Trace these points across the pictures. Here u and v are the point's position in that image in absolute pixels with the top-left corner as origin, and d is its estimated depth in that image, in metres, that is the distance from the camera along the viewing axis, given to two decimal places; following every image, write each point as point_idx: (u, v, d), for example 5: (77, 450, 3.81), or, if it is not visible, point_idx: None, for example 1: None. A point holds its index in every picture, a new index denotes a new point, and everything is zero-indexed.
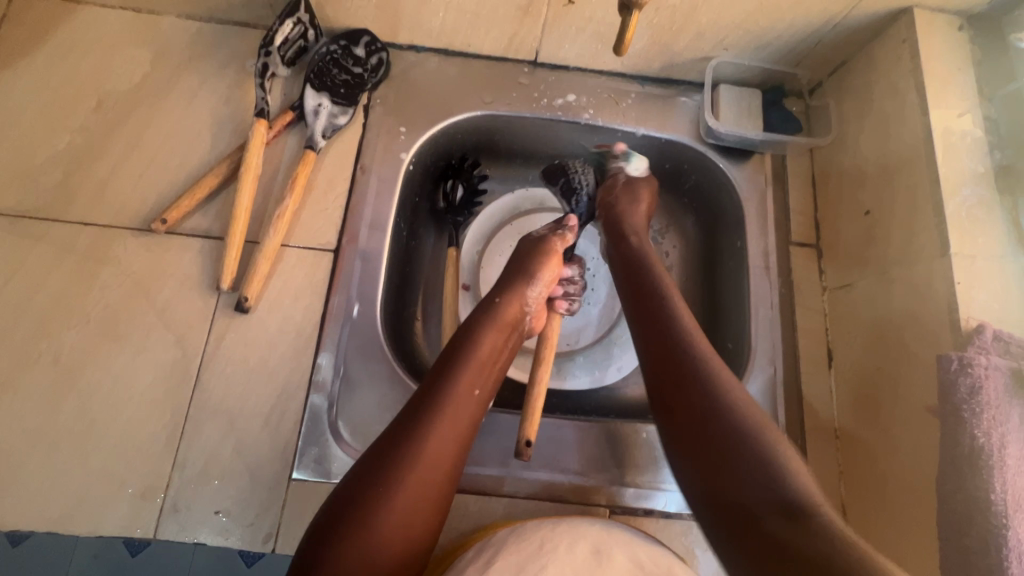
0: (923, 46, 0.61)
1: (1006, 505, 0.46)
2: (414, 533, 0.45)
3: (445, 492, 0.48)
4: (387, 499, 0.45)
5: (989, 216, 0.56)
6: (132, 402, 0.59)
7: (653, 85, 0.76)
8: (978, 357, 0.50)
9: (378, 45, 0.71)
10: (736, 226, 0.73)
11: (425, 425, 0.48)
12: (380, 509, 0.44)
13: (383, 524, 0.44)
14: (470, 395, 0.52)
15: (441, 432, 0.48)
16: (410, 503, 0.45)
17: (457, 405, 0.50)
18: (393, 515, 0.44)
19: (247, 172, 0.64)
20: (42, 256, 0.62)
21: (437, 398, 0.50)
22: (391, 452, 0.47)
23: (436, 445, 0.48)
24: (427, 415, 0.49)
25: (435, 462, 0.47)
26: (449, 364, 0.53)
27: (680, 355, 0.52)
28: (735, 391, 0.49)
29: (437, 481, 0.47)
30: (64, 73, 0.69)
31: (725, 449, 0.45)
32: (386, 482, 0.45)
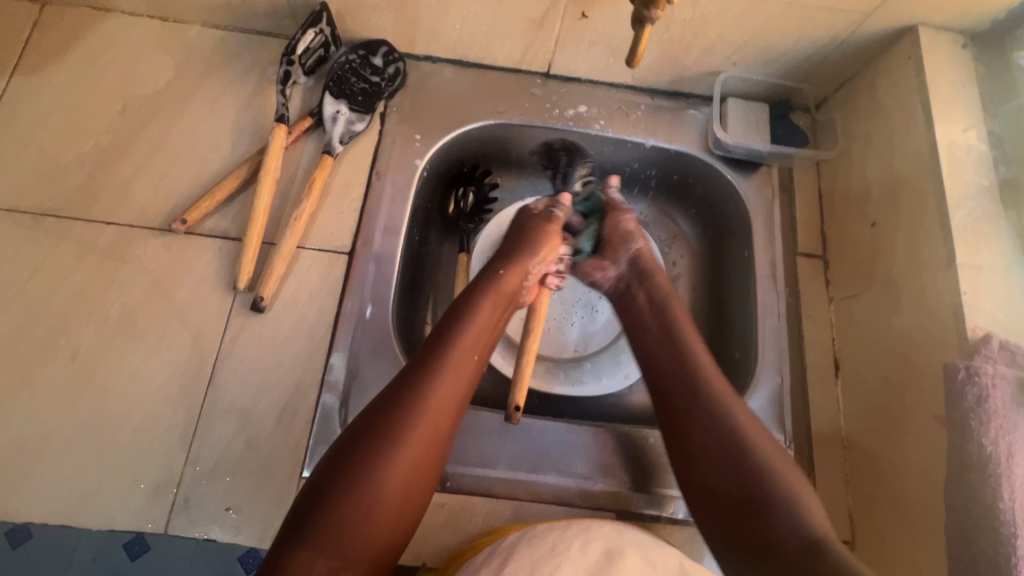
0: (928, 63, 0.63)
1: (1014, 513, 0.46)
2: (415, 482, 0.48)
3: (443, 443, 0.50)
4: (385, 457, 0.46)
5: (994, 228, 0.57)
6: (147, 398, 0.60)
7: (662, 97, 0.77)
8: (984, 366, 0.51)
9: (395, 56, 0.73)
10: (744, 237, 0.74)
11: (428, 378, 0.51)
12: (382, 458, 0.46)
13: (386, 478, 0.46)
14: (471, 353, 0.54)
15: (443, 386, 0.51)
16: (413, 451, 0.48)
17: (460, 362, 0.53)
18: (395, 464, 0.47)
19: (266, 175, 0.65)
20: (64, 254, 0.64)
21: (439, 355, 0.52)
22: (396, 405, 0.49)
23: (439, 397, 0.50)
24: (428, 369, 0.51)
25: (437, 413, 0.50)
26: (450, 330, 0.54)
27: (704, 417, 0.53)
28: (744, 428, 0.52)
29: (436, 434, 0.50)
30: (90, 78, 0.71)
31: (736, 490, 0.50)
32: (389, 433, 0.47)
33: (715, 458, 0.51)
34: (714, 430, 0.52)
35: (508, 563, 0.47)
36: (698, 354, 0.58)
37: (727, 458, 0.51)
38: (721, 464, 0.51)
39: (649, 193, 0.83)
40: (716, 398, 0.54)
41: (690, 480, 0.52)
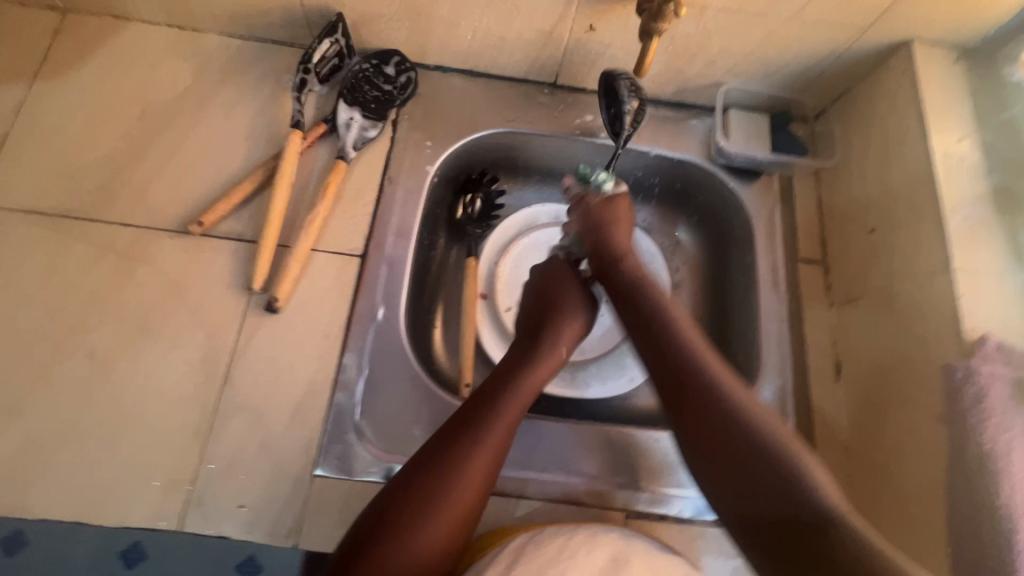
0: (922, 76, 0.65)
1: (1014, 509, 0.48)
2: (438, 566, 0.49)
3: (469, 526, 0.51)
4: (419, 521, 0.48)
5: (989, 234, 0.59)
6: (162, 396, 0.60)
7: (666, 108, 0.79)
8: (982, 366, 0.52)
9: (407, 66, 0.75)
10: (746, 243, 0.76)
11: (459, 462, 0.51)
12: (410, 537, 0.48)
13: (416, 542, 0.48)
14: (502, 433, 0.54)
15: (474, 471, 0.51)
16: (438, 534, 0.49)
17: (490, 447, 0.52)
18: (422, 543, 0.48)
19: (281, 179, 0.67)
20: (81, 255, 0.65)
21: (472, 434, 0.53)
22: (426, 484, 0.50)
23: (468, 483, 0.50)
24: (460, 451, 0.51)
25: (464, 500, 0.50)
26: (493, 398, 0.56)
27: (701, 380, 0.53)
28: (767, 432, 0.49)
29: (462, 518, 0.50)
30: (109, 84, 0.73)
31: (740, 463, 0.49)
32: (419, 512, 0.49)
33: (723, 426, 0.50)
34: (712, 393, 0.52)
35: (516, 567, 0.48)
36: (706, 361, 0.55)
37: (748, 442, 0.49)
38: (722, 430, 0.50)
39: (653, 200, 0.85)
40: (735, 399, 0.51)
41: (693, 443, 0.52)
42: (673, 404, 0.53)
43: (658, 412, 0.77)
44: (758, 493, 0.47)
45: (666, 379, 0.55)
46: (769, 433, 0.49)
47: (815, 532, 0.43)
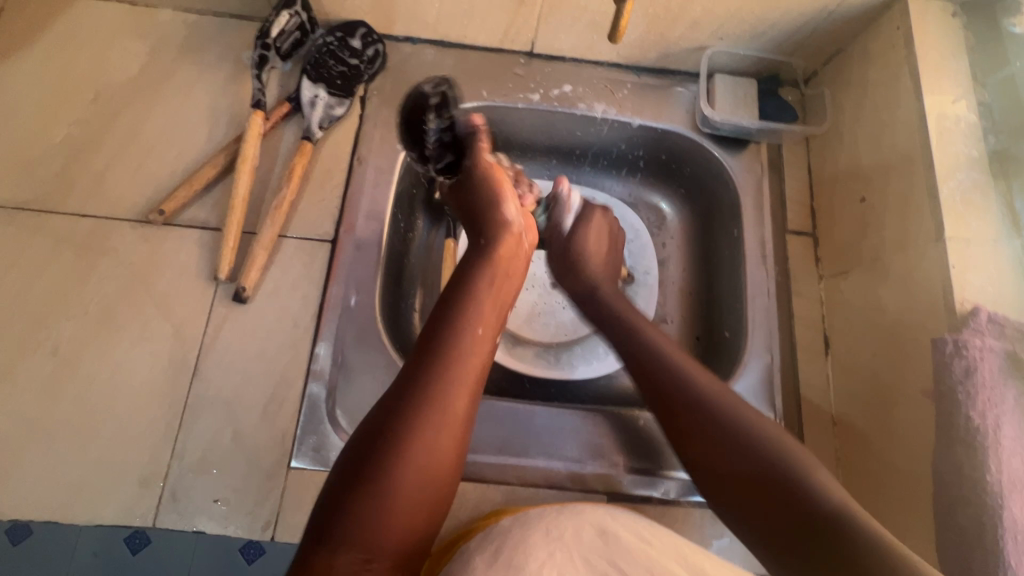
0: (917, 32, 0.61)
1: (1001, 485, 0.46)
2: (442, 468, 0.44)
3: (461, 449, 0.46)
4: (406, 447, 0.42)
5: (984, 200, 0.56)
6: (131, 392, 0.59)
7: (648, 75, 0.76)
8: (973, 339, 0.50)
9: (375, 37, 0.71)
10: (733, 215, 0.73)
11: (438, 370, 0.46)
12: (402, 467, 0.42)
13: (410, 467, 0.42)
14: (477, 341, 0.49)
15: (454, 381, 0.46)
16: (435, 459, 0.43)
17: (473, 356, 0.48)
18: (415, 465, 0.42)
19: (243, 163, 0.64)
20: (40, 247, 0.62)
21: (451, 348, 0.48)
22: (406, 406, 0.44)
23: (456, 398, 0.46)
24: (440, 362, 0.47)
25: (453, 414, 0.45)
26: (455, 308, 0.51)
27: (681, 385, 0.55)
28: (737, 413, 0.51)
29: (455, 436, 0.45)
30: (59, 67, 0.69)
31: (731, 449, 0.49)
32: (404, 438, 0.43)
33: (708, 427, 0.51)
34: (694, 399, 0.53)
35: (503, 552, 0.44)
36: (670, 353, 0.58)
37: (719, 424, 0.51)
38: (699, 425, 0.52)
39: (638, 173, 0.82)
40: (706, 390, 0.54)
41: (677, 441, 0.53)
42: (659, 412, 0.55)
43: None
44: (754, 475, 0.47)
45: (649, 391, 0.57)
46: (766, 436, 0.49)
47: (816, 530, 0.42)
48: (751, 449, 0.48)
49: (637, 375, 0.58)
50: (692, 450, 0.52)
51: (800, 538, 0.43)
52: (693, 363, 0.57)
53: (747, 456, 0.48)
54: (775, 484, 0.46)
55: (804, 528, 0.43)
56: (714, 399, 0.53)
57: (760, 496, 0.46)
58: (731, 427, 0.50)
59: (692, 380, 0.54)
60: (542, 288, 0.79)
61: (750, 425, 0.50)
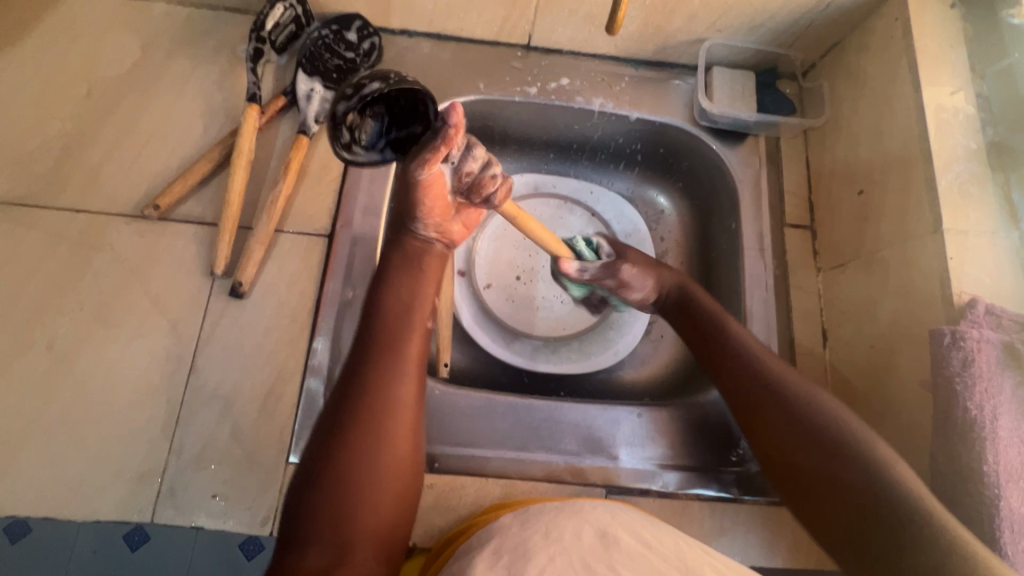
0: (916, 24, 0.61)
1: (998, 476, 0.47)
2: (400, 460, 0.44)
3: (416, 436, 0.46)
4: (355, 449, 0.43)
5: (982, 192, 0.56)
6: (128, 387, 0.59)
7: (646, 68, 0.75)
8: (970, 332, 0.50)
9: (370, 30, 0.70)
10: (731, 208, 0.73)
11: (376, 366, 0.46)
12: (356, 463, 0.42)
13: (365, 466, 0.43)
14: (411, 327, 0.49)
15: (392, 374, 0.46)
16: (390, 451, 0.44)
17: (409, 343, 0.49)
18: (367, 463, 0.43)
19: (239, 157, 0.63)
20: (35, 243, 0.62)
21: (387, 339, 0.48)
22: (350, 403, 0.45)
23: (400, 386, 0.46)
24: (375, 360, 0.47)
25: (397, 406, 0.45)
26: (382, 300, 0.50)
27: (758, 376, 0.55)
28: (843, 422, 0.50)
29: (406, 425, 0.46)
30: (52, 61, 0.68)
31: (824, 460, 0.49)
32: (353, 436, 0.43)
33: (803, 440, 0.50)
34: (796, 413, 0.52)
35: (504, 556, 0.43)
36: (762, 357, 0.56)
37: (820, 433, 0.50)
38: (778, 419, 0.52)
39: (635, 167, 0.82)
40: (804, 396, 0.52)
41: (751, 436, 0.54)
42: (736, 397, 0.56)
43: (642, 385, 0.76)
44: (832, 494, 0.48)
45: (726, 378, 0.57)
46: (864, 451, 0.48)
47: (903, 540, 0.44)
48: (826, 437, 0.49)
49: (725, 378, 0.57)
50: (768, 450, 0.53)
51: (877, 528, 0.45)
52: (769, 354, 0.57)
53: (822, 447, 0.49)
54: (849, 471, 0.47)
55: (880, 519, 0.45)
56: (811, 398, 0.52)
57: (833, 491, 0.48)
58: (831, 439, 0.49)
59: (789, 390, 0.53)
60: (536, 284, 0.78)
61: (845, 434, 0.49)
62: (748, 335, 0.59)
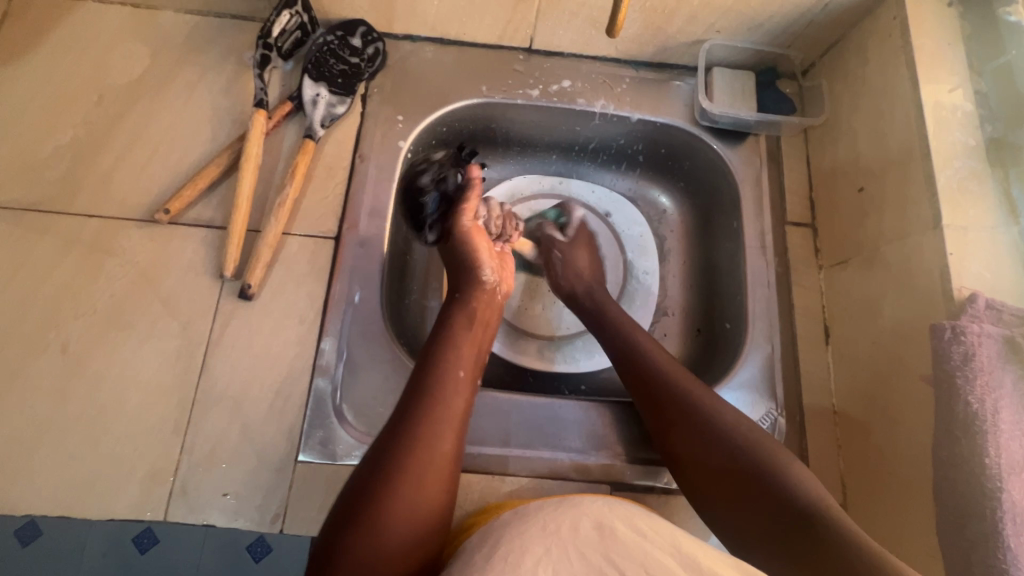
0: (913, 23, 0.62)
1: (1001, 468, 0.47)
2: (436, 505, 0.47)
3: (450, 489, 0.48)
4: (399, 487, 0.46)
5: (981, 188, 0.56)
6: (140, 388, 0.60)
7: (646, 70, 0.76)
8: (971, 326, 0.50)
9: (374, 36, 0.72)
10: (733, 207, 0.74)
11: (425, 410, 0.50)
12: (394, 502, 0.45)
13: (403, 504, 0.45)
14: (459, 383, 0.52)
15: (439, 422, 0.49)
16: (425, 498, 0.46)
17: (457, 396, 0.51)
18: (407, 503, 0.45)
19: (247, 161, 0.64)
20: (48, 248, 0.63)
21: (437, 390, 0.51)
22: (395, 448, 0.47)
23: (443, 438, 0.49)
24: (425, 405, 0.50)
25: (441, 454, 0.48)
26: (435, 352, 0.54)
27: (688, 403, 0.55)
28: (717, 412, 0.54)
29: (444, 477, 0.48)
30: (63, 69, 0.70)
31: (715, 448, 0.52)
32: (396, 481, 0.46)
33: (701, 434, 0.53)
34: (684, 405, 0.55)
35: (501, 547, 0.44)
36: (664, 360, 0.60)
37: (703, 424, 0.54)
38: (705, 444, 0.53)
39: (637, 167, 0.83)
40: (691, 398, 0.56)
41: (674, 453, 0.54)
42: (657, 422, 0.56)
43: None
44: (734, 481, 0.50)
45: (649, 401, 0.58)
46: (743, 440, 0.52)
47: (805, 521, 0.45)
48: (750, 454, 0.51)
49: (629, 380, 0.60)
50: (674, 444, 0.55)
51: (784, 530, 0.46)
52: (705, 391, 0.57)
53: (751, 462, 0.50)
54: (759, 480, 0.49)
55: (791, 522, 0.46)
56: (702, 399, 0.56)
57: (744, 498, 0.49)
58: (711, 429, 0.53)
59: (681, 389, 0.57)
60: (520, 291, 0.79)
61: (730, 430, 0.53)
62: (670, 356, 0.61)
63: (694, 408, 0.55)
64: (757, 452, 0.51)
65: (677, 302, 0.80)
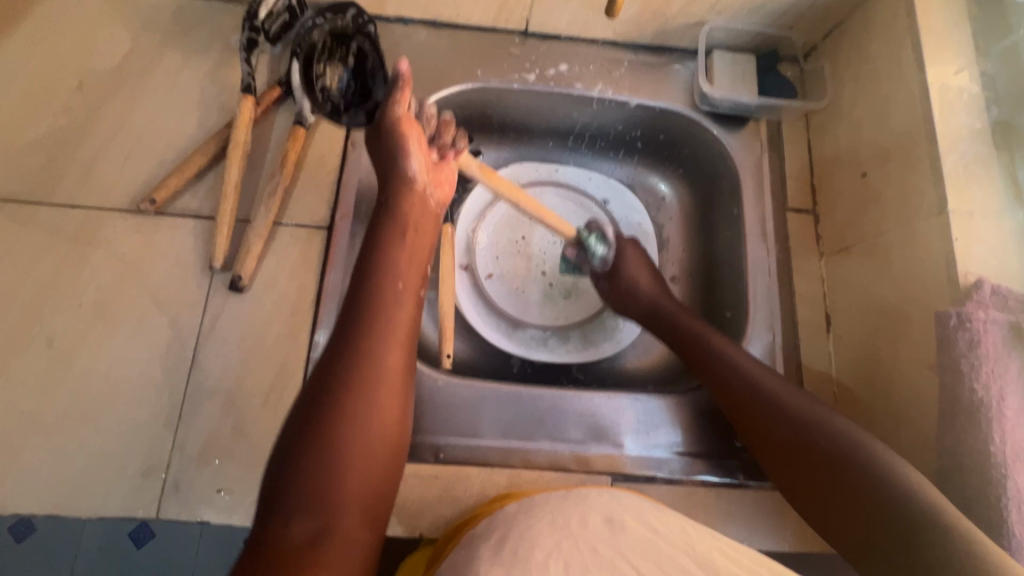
0: (919, 2, 0.60)
1: (1005, 456, 0.46)
2: (388, 431, 0.43)
3: (404, 408, 0.45)
4: (345, 415, 0.41)
5: (987, 172, 0.55)
6: (130, 383, 0.58)
7: (645, 53, 0.74)
8: (976, 312, 0.50)
9: (365, 18, 0.66)
10: (733, 194, 0.72)
11: (367, 332, 0.45)
12: (344, 432, 0.41)
13: (354, 431, 0.41)
14: (401, 296, 0.48)
15: (384, 340, 0.45)
16: (375, 420, 0.42)
17: (401, 309, 0.47)
18: (358, 430, 0.41)
19: (235, 149, 0.62)
20: (29, 240, 0.61)
21: (376, 308, 0.47)
22: (341, 368, 0.43)
23: (388, 353, 0.45)
24: (367, 324, 0.45)
25: (389, 372, 0.44)
26: (371, 268, 0.49)
27: (768, 401, 0.56)
28: (823, 418, 0.53)
29: (395, 396, 0.44)
30: (42, 54, 0.67)
31: (822, 461, 0.51)
32: (340, 406, 0.41)
33: (796, 445, 0.53)
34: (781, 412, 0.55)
35: (509, 541, 0.43)
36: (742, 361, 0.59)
37: (808, 436, 0.53)
38: (795, 448, 0.53)
39: (636, 154, 0.81)
40: (793, 405, 0.55)
41: (777, 460, 0.54)
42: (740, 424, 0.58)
43: (645, 373, 0.76)
44: (851, 503, 0.48)
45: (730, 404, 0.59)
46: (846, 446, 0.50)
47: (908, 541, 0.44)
48: (823, 441, 0.51)
49: (717, 388, 0.60)
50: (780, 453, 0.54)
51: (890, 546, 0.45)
52: (727, 343, 0.62)
53: (841, 467, 0.49)
54: (858, 488, 0.48)
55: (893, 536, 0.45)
56: (800, 408, 0.54)
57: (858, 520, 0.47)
58: (820, 437, 0.52)
59: (783, 402, 0.55)
60: (516, 280, 0.77)
61: (842, 439, 0.51)
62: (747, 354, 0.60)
63: (793, 414, 0.54)
64: (834, 442, 0.51)
65: (676, 291, 0.79)
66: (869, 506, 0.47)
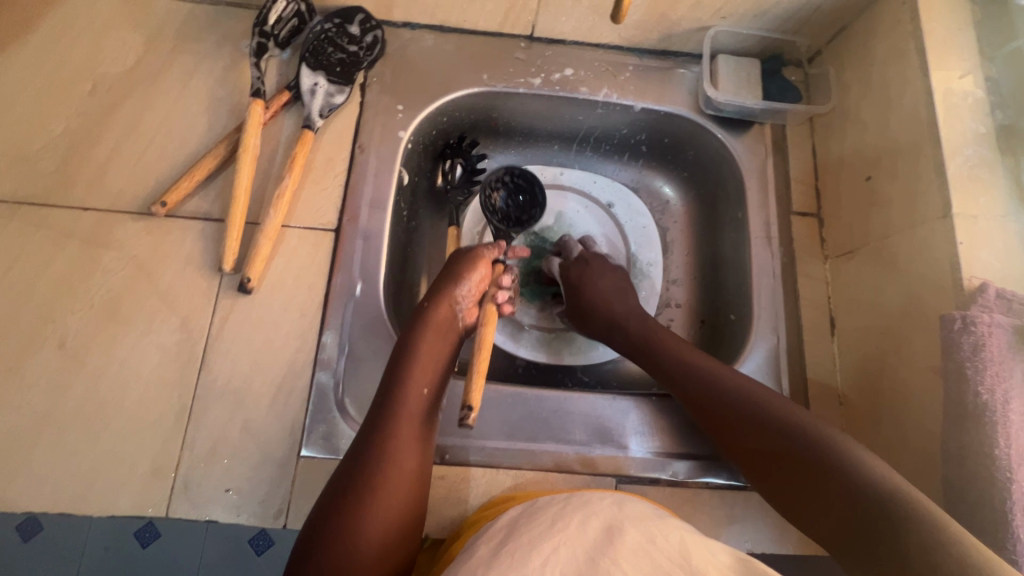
0: (923, 7, 0.61)
1: (1010, 460, 0.47)
2: (400, 529, 0.48)
3: (418, 504, 0.50)
4: (364, 512, 0.46)
5: (992, 176, 0.55)
6: (140, 383, 0.59)
7: (651, 57, 0.75)
8: (981, 316, 0.50)
9: (372, 23, 0.70)
10: (738, 197, 0.73)
11: (389, 433, 0.50)
12: (359, 527, 0.46)
13: (371, 527, 0.46)
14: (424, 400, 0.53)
15: (403, 441, 0.50)
16: (390, 517, 0.47)
17: (421, 414, 0.52)
18: (372, 526, 0.46)
19: (245, 153, 0.63)
20: (42, 242, 0.62)
21: (399, 409, 0.51)
22: (365, 467, 0.48)
23: (409, 456, 0.50)
24: (390, 426, 0.50)
25: (407, 471, 0.49)
26: (397, 368, 0.54)
27: (741, 403, 0.54)
28: (800, 422, 0.51)
29: (408, 495, 0.49)
30: (55, 58, 0.68)
31: (798, 460, 0.49)
32: (359, 502, 0.46)
33: (776, 452, 0.51)
34: (758, 417, 0.53)
35: (508, 544, 0.44)
36: (709, 366, 0.59)
37: (776, 440, 0.51)
38: (780, 448, 0.50)
39: (640, 158, 0.82)
40: (774, 408, 0.53)
41: (758, 475, 0.52)
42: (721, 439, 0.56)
43: (649, 375, 0.76)
44: (828, 503, 0.46)
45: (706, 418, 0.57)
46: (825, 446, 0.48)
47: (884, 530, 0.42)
48: (795, 440, 0.50)
49: (692, 400, 0.58)
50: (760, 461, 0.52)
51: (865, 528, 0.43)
52: (698, 353, 0.61)
53: (814, 465, 0.48)
54: (840, 488, 0.45)
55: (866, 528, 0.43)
56: (776, 408, 0.53)
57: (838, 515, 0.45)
58: (806, 441, 0.49)
59: (757, 402, 0.54)
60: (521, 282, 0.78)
61: (820, 439, 0.49)
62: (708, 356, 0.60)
63: (765, 415, 0.53)
64: (809, 437, 0.49)
65: (682, 294, 0.79)
66: (841, 496, 0.45)
